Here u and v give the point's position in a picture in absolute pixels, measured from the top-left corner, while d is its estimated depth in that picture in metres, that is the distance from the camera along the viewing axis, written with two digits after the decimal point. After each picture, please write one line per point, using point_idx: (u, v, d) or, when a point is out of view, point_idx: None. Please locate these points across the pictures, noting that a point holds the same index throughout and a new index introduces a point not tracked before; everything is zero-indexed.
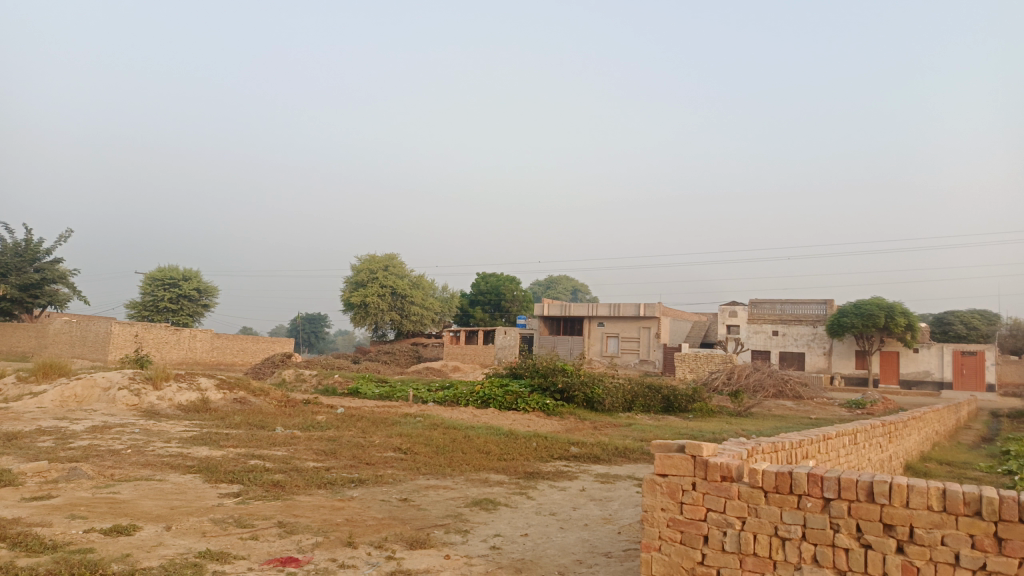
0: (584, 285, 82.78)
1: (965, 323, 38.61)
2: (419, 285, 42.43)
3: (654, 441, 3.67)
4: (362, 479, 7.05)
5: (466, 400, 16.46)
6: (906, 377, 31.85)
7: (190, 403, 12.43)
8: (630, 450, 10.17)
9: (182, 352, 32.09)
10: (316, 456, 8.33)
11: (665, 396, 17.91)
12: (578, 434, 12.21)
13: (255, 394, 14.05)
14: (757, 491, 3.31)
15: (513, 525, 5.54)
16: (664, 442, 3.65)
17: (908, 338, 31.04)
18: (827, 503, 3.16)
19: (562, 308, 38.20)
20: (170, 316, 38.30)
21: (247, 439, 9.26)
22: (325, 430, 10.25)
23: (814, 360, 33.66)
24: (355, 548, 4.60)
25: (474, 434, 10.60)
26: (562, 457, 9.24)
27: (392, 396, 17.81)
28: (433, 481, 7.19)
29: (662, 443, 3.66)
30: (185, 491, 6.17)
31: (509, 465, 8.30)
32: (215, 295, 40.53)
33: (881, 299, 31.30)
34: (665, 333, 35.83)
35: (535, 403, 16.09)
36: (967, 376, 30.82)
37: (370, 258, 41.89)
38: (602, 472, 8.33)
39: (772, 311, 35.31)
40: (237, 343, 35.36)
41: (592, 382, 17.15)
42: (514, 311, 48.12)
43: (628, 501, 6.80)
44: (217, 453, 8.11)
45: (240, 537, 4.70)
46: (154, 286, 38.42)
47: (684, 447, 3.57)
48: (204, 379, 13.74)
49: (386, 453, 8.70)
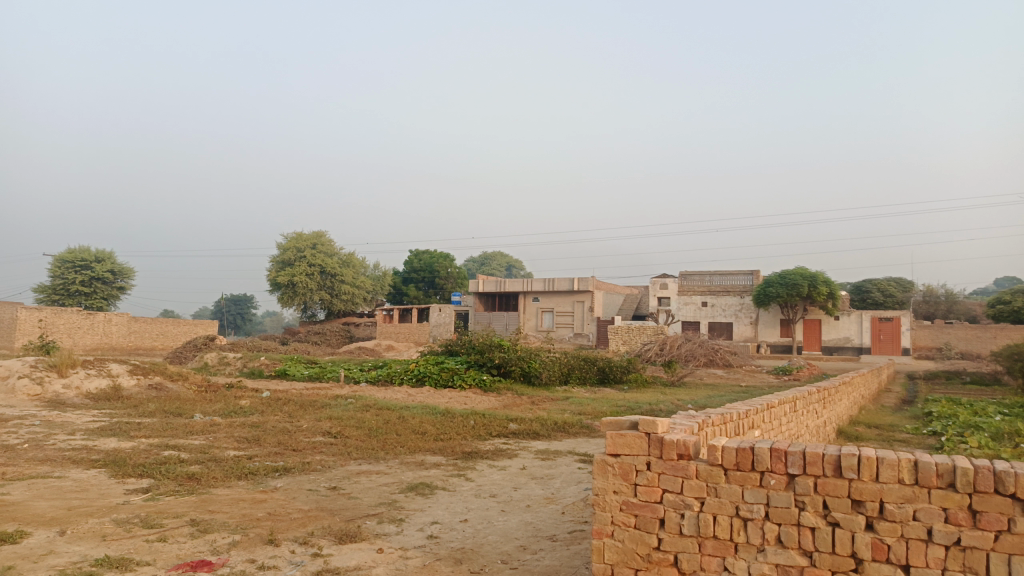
0: (517, 260, 82.75)
1: (882, 290, 40.22)
2: (349, 263, 41.34)
3: (603, 417, 3.37)
4: (287, 467, 6.56)
5: (401, 379, 16.04)
6: (828, 344, 33.00)
7: (100, 391, 11.58)
8: (570, 424, 9.97)
9: (97, 337, 30.41)
10: (238, 444, 7.77)
11: (601, 368, 17.88)
12: (516, 410, 11.96)
13: (173, 379, 13.26)
14: (716, 470, 3.05)
15: (451, 511, 5.20)
16: (615, 419, 3.35)
17: (830, 306, 32.04)
18: (791, 479, 2.93)
19: (496, 285, 37.95)
20: (83, 300, 36.21)
21: (162, 428, 8.61)
22: (249, 415, 9.67)
23: (742, 330, 34.48)
24: (277, 546, 4.17)
25: (408, 414, 10.19)
26: (500, 434, 8.95)
27: (322, 377, 17.20)
28: (365, 466, 6.77)
29: (612, 420, 3.36)
30: (87, 489, 5.57)
31: (446, 445, 7.96)
32: (132, 277, 38.55)
33: (805, 269, 32.16)
34: (599, 306, 36.01)
35: (471, 379, 15.77)
36: (885, 341, 32.13)
37: (298, 235, 40.46)
38: (542, 448, 8.08)
39: (702, 282, 35.91)
40: (156, 326, 33.75)
41: (528, 356, 16.95)
42: (447, 287, 47.57)
43: (570, 478, 6.55)
44: (127, 445, 7.46)
45: (145, 540, 4.21)
46: (63, 268, 36.19)
47: (637, 425, 3.28)
48: (115, 365, 12.83)
49: (315, 438, 8.23)
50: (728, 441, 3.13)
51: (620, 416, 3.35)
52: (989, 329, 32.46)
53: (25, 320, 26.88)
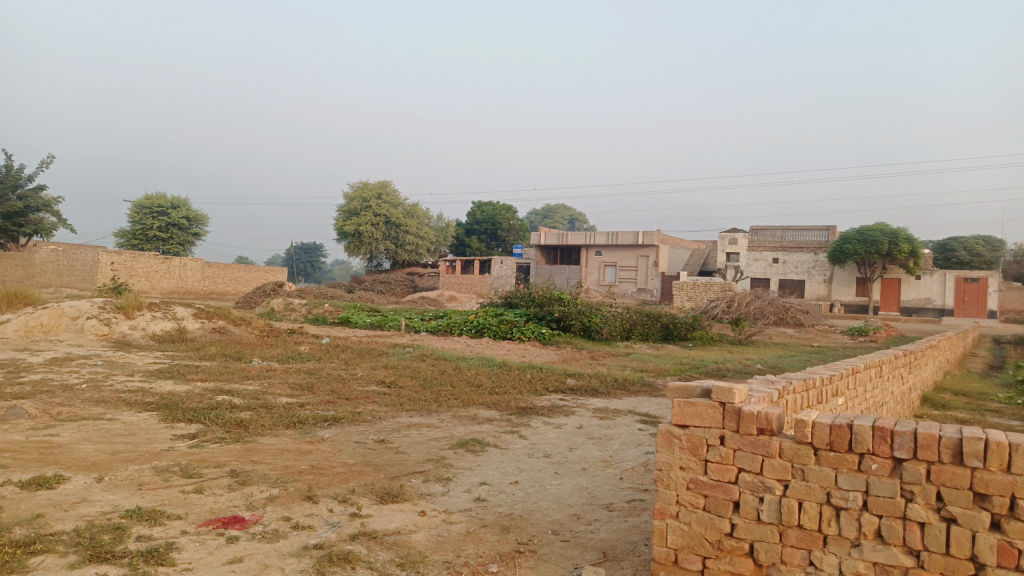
0: (581, 213, 81.49)
1: (970, 249, 37.90)
2: (413, 214, 41.36)
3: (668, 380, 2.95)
4: (336, 417, 6.35)
5: (460, 329, 15.89)
6: (907, 304, 31.37)
7: (165, 333, 11.73)
8: (631, 381, 9.54)
9: (172, 281, 31.40)
10: (291, 391, 7.65)
11: (665, 325, 17.28)
12: (575, 365, 11.60)
13: (236, 323, 13.38)
14: (804, 449, 2.60)
15: (502, 471, 4.89)
16: (682, 384, 2.93)
17: (911, 265, 30.31)
18: (897, 464, 2.46)
19: (559, 238, 37.36)
20: (161, 245, 37.36)
21: (218, 371, 8.60)
22: (305, 362, 9.61)
23: (814, 288, 33.09)
24: (315, 503, 3.94)
25: (464, 365, 9.95)
26: (558, 390, 8.62)
27: (383, 326, 17.21)
28: (417, 418, 6.53)
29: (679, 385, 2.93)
30: (134, 433, 5.48)
31: (501, 399, 7.66)
32: (206, 224, 39.55)
33: (885, 225, 30.41)
34: (665, 261, 35.07)
35: (530, 332, 15.48)
36: (969, 303, 30.35)
37: (363, 184, 40.64)
38: (601, 407, 7.70)
39: (774, 238, 34.51)
40: (228, 272, 34.62)
41: (589, 311, 16.55)
42: (510, 240, 47.25)
43: (630, 440, 6.15)
44: (181, 388, 7.42)
45: (181, 492, 4.05)
46: (142, 214, 37.37)
47: (709, 393, 2.84)
48: (181, 308, 13.00)
49: (368, 387, 8.06)
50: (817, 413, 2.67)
51: (689, 382, 2.93)
52: None
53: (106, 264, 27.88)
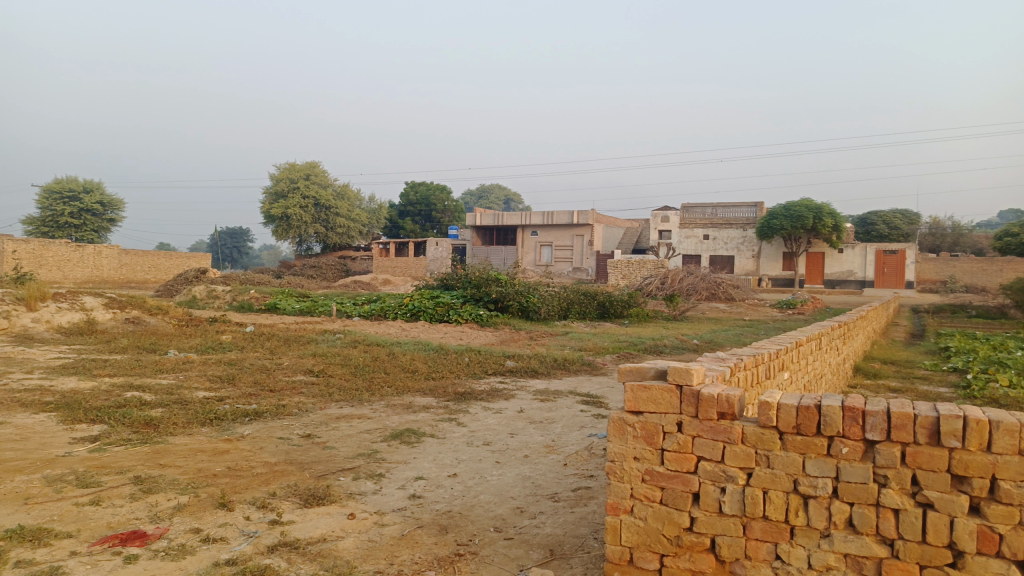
0: (515, 193, 81.25)
1: (888, 223, 39.40)
2: (344, 196, 40.25)
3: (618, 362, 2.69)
4: (259, 412, 5.89)
5: (395, 313, 15.42)
6: (831, 277, 32.40)
7: (73, 325, 10.90)
8: (570, 361, 9.34)
9: (87, 270, 29.67)
10: (210, 384, 7.11)
11: (601, 303, 17.22)
12: (513, 346, 11.33)
13: (152, 313, 12.56)
14: (769, 434, 2.38)
15: (439, 463, 4.57)
16: (635, 365, 2.66)
17: (834, 239, 31.25)
18: (869, 448, 2.26)
19: (494, 219, 37.03)
20: (73, 232, 35.25)
21: (130, 365, 7.96)
22: (227, 352, 9.02)
23: (744, 263, 33.79)
24: (230, 511, 3.53)
25: (399, 350, 9.56)
26: (497, 373, 8.34)
27: (313, 312, 16.58)
28: (347, 409, 6.12)
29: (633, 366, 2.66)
30: (27, 438, 4.92)
31: (438, 385, 7.33)
32: (122, 209, 37.57)
33: (810, 201, 31.22)
34: (599, 240, 35.21)
35: (467, 314, 15.15)
36: (888, 274, 31.52)
37: (290, 166, 39.24)
38: (541, 388, 7.45)
39: (704, 215, 35.05)
40: (147, 259, 32.96)
41: (526, 291, 16.32)
42: (444, 222, 46.63)
43: (573, 422, 5.92)
44: (86, 385, 6.78)
45: (74, 504, 3.58)
46: (51, 199, 35.14)
47: (665, 375, 2.58)
48: (90, 298, 12.10)
49: (295, 377, 7.59)
50: (782, 394, 2.45)
51: (643, 363, 2.67)
52: (995, 261, 31.81)
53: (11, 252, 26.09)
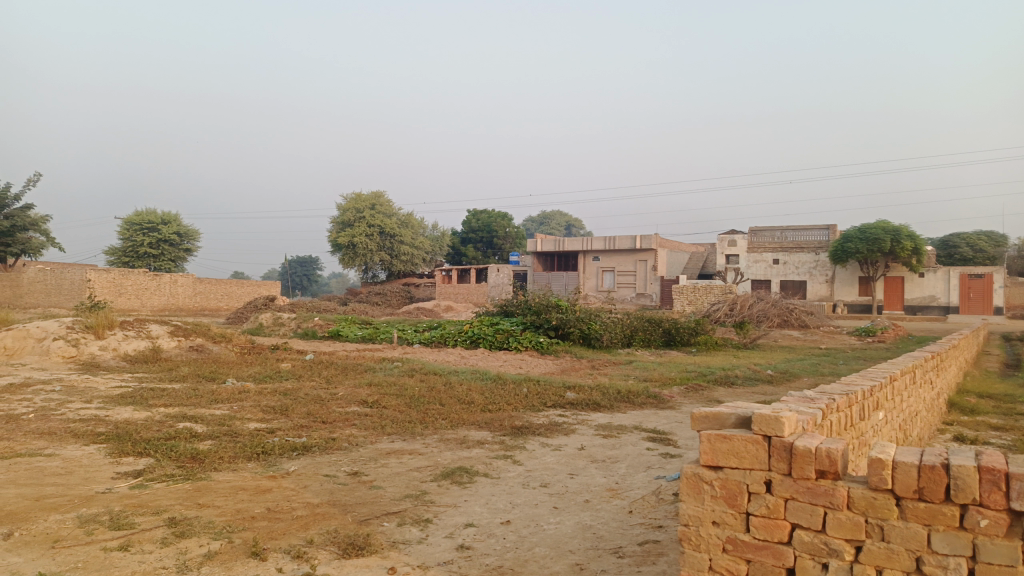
0: (577, 219, 81.31)
1: (973, 245, 37.34)
2: (408, 224, 40.72)
3: (691, 407, 2.45)
4: (307, 445, 5.65)
5: (454, 340, 15.22)
6: (911, 303, 30.74)
7: (139, 353, 11.03)
8: (635, 393, 8.82)
9: (163, 298, 30.69)
10: (262, 415, 6.94)
11: (666, 330, 16.63)
12: (574, 376, 10.88)
13: (216, 341, 12.67)
14: (883, 499, 2.02)
15: (492, 508, 4.19)
16: (712, 410, 2.42)
17: (914, 262, 29.71)
18: (1016, 521, 1.87)
19: (556, 245, 36.77)
20: (152, 262, 36.63)
21: (186, 395, 7.88)
22: (283, 381, 8.90)
23: (816, 288, 32.45)
24: (263, 561, 3.26)
25: (455, 380, 9.26)
26: (557, 405, 7.93)
27: (375, 338, 16.53)
28: (398, 444, 5.82)
29: (709, 412, 2.42)
30: (71, 473, 4.79)
31: (494, 418, 6.96)
32: (198, 240, 38.90)
33: (886, 223, 29.81)
34: (663, 265, 34.45)
35: (528, 341, 14.80)
36: (974, 300, 29.73)
37: (357, 196, 39.96)
38: (604, 423, 7.01)
39: (773, 239, 33.90)
40: (220, 288, 33.90)
41: (588, 318, 15.89)
42: (506, 248, 46.56)
43: (637, 463, 5.50)
44: (140, 415, 6.69)
45: (103, 549, 3.37)
46: (132, 231, 36.67)
47: (750, 424, 2.30)
48: (156, 326, 12.28)
49: (349, 408, 7.34)
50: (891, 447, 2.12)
51: (724, 409, 2.42)
52: None
53: (93, 282, 27.22)
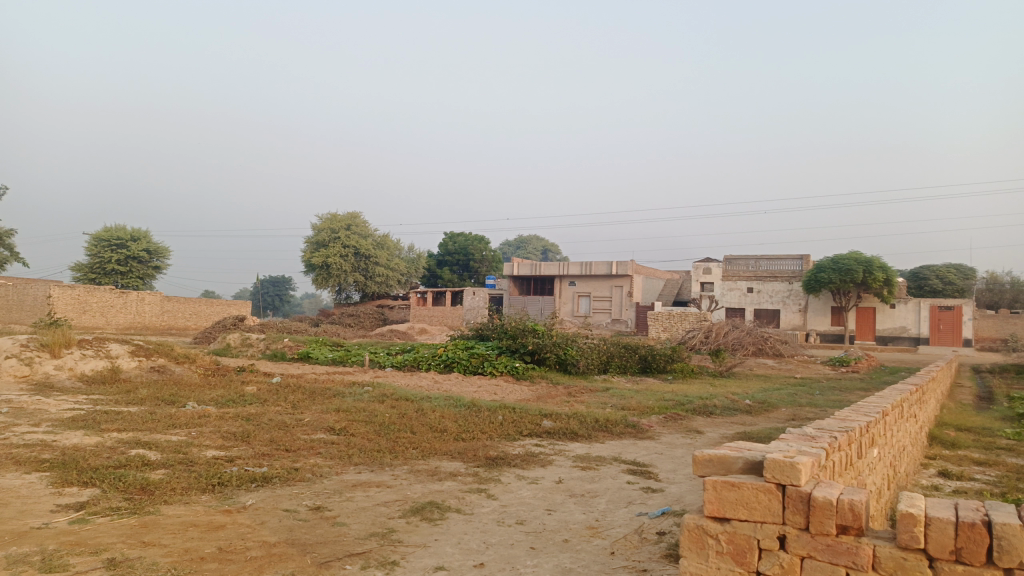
0: (553, 245, 81.44)
1: (942, 277, 37.86)
2: (384, 245, 40.35)
3: (693, 448, 2.59)
4: (267, 476, 5.29)
5: (428, 363, 14.88)
6: (883, 333, 30.96)
7: (96, 373, 10.54)
8: (613, 422, 8.57)
9: (129, 316, 29.89)
10: (222, 442, 6.55)
11: (643, 357, 16.46)
12: (551, 403, 10.62)
13: (179, 362, 12.20)
14: (913, 560, 2.12)
15: (464, 549, 3.89)
16: (717, 455, 2.55)
17: (885, 293, 30.01)
18: None
19: (532, 269, 36.61)
20: (119, 279, 35.79)
21: (142, 418, 7.46)
22: (246, 406, 8.50)
23: (789, 317, 32.62)
24: None
25: (428, 406, 8.93)
26: (533, 434, 7.65)
27: (346, 361, 16.13)
28: (365, 476, 5.50)
29: (716, 457, 2.55)
30: (6, 505, 4.39)
31: (469, 448, 6.67)
32: (168, 257, 38.13)
33: (859, 254, 30.11)
34: (639, 291, 34.44)
35: (503, 366, 14.51)
36: (944, 331, 30.06)
37: (332, 216, 39.55)
38: (582, 454, 6.74)
39: (747, 267, 34.07)
40: (189, 306, 33.16)
41: (564, 343, 15.66)
42: (482, 271, 46.29)
43: (619, 498, 5.23)
44: (90, 441, 6.27)
45: None
46: (100, 247, 35.84)
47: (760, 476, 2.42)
48: (116, 346, 11.79)
49: (315, 435, 6.99)
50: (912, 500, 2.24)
51: (729, 452, 2.56)
52: None
53: (56, 299, 26.45)
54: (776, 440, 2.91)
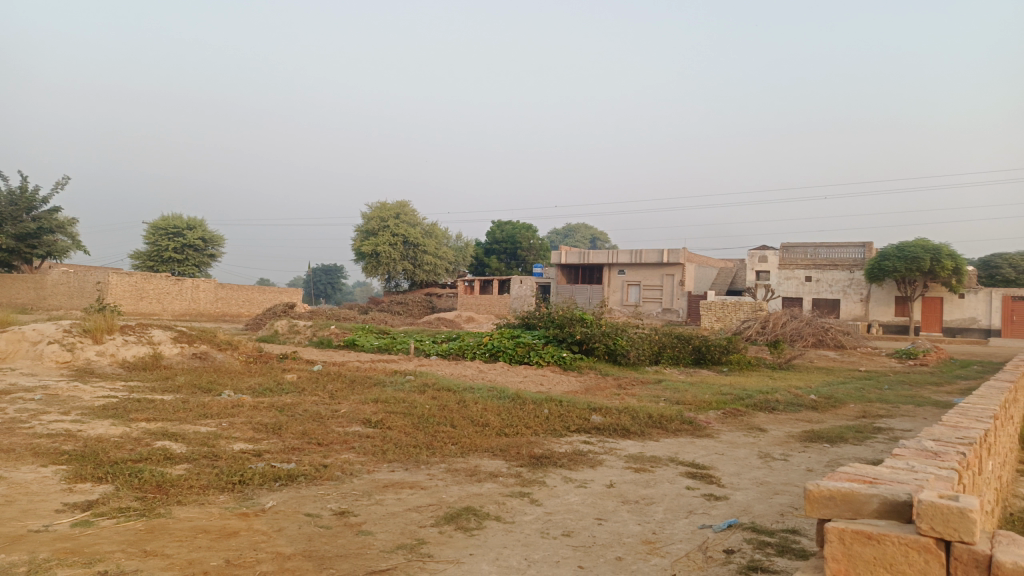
0: (603, 233, 80.65)
1: (1016, 266, 35.86)
2: (432, 233, 40.17)
3: (809, 483, 2.27)
4: (294, 474, 4.87)
5: (473, 353, 14.46)
6: (951, 325, 29.36)
7: (138, 360, 10.41)
8: (668, 418, 7.96)
9: (184, 303, 30.32)
10: (252, 434, 6.19)
11: (696, 347, 15.74)
12: (599, 396, 10.06)
13: (221, 348, 12.02)
14: None
15: (503, 568, 3.40)
16: (843, 494, 2.23)
17: (954, 283, 28.42)
18: None
19: (580, 257, 35.95)
20: (176, 267, 36.42)
21: (174, 407, 7.17)
22: (283, 395, 8.17)
23: (850, 307, 31.24)
24: None
25: (470, 397, 8.46)
26: (581, 430, 7.11)
27: (391, 349, 15.84)
28: (398, 475, 5.05)
29: (841, 494, 2.23)
30: (11, 503, 4.07)
31: (512, 444, 6.18)
32: (222, 245, 38.64)
33: (926, 241, 28.57)
34: (691, 280, 33.44)
35: (550, 356, 13.99)
36: (1018, 323, 28.32)
37: (381, 205, 39.48)
38: (635, 454, 6.18)
39: (805, 255, 32.73)
40: (242, 293, 33.50)
41: (614, 332, 15.04)
42: (530, 259, 45.75)
43: (677, 506, 4.68)
44: (114, 431, 5.97)
45: None
46: (157, 235, 36.51)
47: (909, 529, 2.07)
48: (158, 332, 11.66)
49: (351, 428, 6.59)
50: None
51: (856, 489, 2.23)
52: None
53: (113, 285, 26.96)
54: (892, 459, 2.45)
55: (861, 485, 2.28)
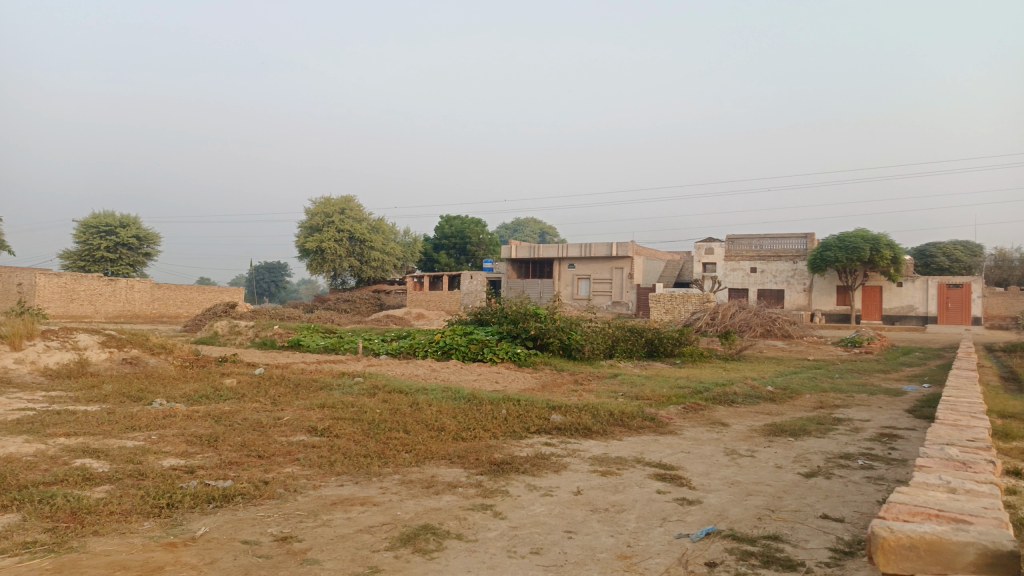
0: (551, 228, 80.71)
1: (949, 255, 37.04)
2: (379, 229, 39.36)
3: (888, 531, 2.41)
4: (232, 493, 4.40)
5: (424, 351, 14.02)
6: (890, 313, 30.12)
7: (61, 367, 9.64)
8: (629, 415, 7.68)
9: (118, 304, 28.91)
10: (185, 448, 5.65)
11: (650, 340, 15.61)
12: (557, 393, 9.77)
13: (154, 353, 11.28)
14: None
15: None
16: (926, 543, 2.37)
17: (892, 272, 29.12)
18: None
19: (530, 251, 35.67)
20: (109, 266, 34.84)
21: (98, 420, 6.55)
22: (220, 402, 7.60)
23: (794, 297, 31.79)
24: None
25: (423, 400, 8.03)
26: (542, 432, 6.77)
27: (338, 348, 15.26)
28: (348, 490, 4.62)
29: (925, 544, 2.38)
30: None
31: (471, 449, 5.80)
32: (158, 244, 37.04)
33: (865, 232, 29.20)
34: (640, 273, 33.53)
35: (503, 352, 13.65)
36: (953, 310, 29.19)
37: (325, 200, 38.44)
38: (599, 455, 5.87)
39: (751, 247, 33.15)
40: (180, 293, 32.15)
41: (568, 327, 14.78)
42: (479, 255, 45.30)
43: (650, 514, 4.37)
44: (27, 450, 5.35)
45: None
46: (88, 233, 34.78)
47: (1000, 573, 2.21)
48: (85, 336, 10.86)
49: (295, 438, 6.11)
50: None
51: (941, 538, 2.38)
52: None
53: (40, 287, 25.51)
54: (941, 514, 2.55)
55: (942, 529, 2.43)
